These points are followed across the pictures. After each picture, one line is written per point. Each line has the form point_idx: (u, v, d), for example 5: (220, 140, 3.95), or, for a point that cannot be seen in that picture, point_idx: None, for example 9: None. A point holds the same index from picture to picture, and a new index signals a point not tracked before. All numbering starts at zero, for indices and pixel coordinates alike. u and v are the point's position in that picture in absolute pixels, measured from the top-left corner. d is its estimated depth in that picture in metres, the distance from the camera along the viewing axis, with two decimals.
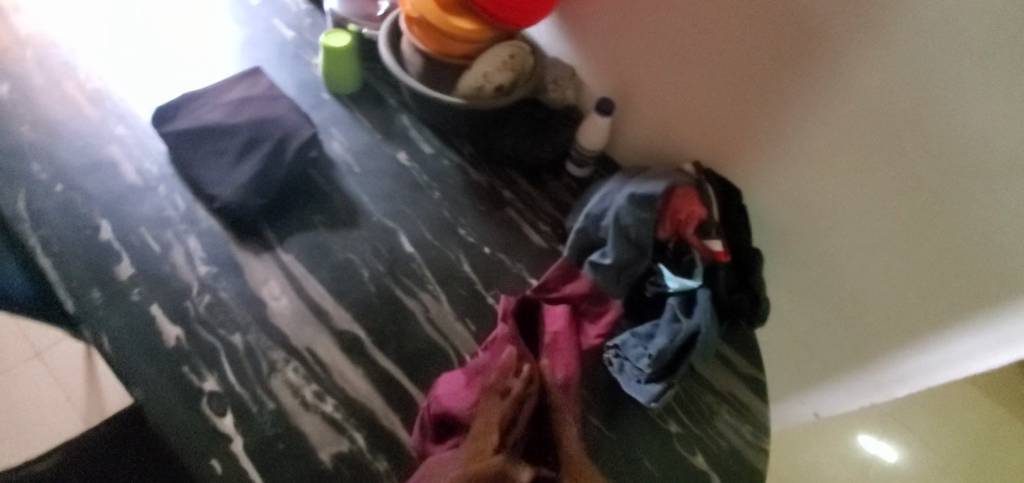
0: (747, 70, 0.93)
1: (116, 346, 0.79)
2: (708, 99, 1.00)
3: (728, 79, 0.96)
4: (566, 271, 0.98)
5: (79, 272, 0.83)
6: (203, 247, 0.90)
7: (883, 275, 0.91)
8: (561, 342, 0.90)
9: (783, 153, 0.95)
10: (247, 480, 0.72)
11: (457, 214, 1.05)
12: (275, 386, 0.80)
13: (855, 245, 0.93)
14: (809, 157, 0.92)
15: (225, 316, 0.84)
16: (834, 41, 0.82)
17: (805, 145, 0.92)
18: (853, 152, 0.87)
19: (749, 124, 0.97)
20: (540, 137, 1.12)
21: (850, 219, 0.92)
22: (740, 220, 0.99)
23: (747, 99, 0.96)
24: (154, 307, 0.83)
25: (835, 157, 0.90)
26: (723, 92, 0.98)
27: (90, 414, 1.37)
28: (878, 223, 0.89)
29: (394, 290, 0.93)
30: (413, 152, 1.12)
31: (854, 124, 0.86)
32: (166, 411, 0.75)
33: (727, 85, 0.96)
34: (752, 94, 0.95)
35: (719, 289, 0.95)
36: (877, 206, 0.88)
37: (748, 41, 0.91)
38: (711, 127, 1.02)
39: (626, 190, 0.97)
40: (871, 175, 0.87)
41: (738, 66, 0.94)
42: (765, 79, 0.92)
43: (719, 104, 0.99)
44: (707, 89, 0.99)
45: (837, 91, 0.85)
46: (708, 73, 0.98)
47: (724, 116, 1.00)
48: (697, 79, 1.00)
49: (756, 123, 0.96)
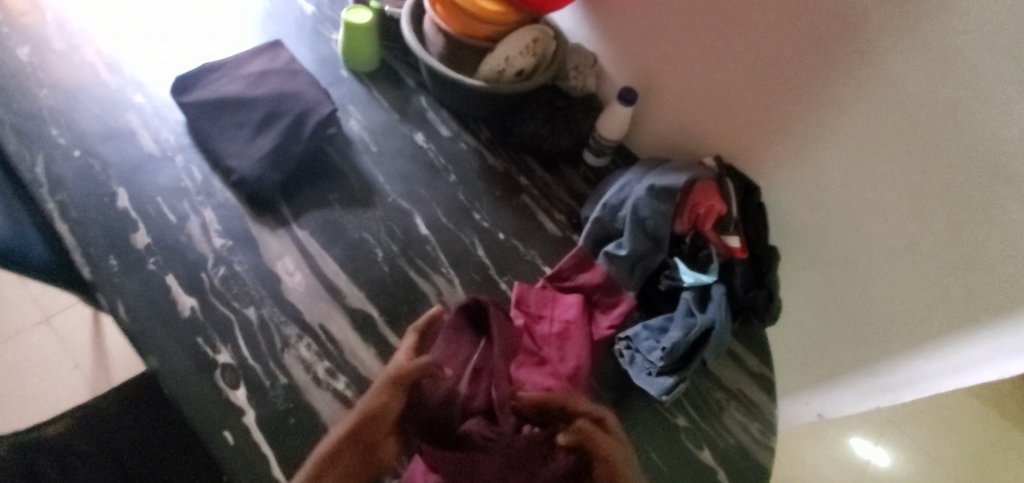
0: (776, 64, 0.91)
1: (131, 314, 0.79)
2: (733, 93, 0.98)
3: (756, 73, 0.94)
4: (580, 261, 0.98)
5: (96, 238, 0.83)
6: (218, 219, 0.90)
7: (901, 279, 0.90)
8: (573, 331, 0.90)
9: (807, 152, 0.94)
10: (259, 452, 0.73)
11: (472, 198, 1.04)
12: (288, 361, 0.80)
13: (874, 247, 0.92)
14: (835, 156, 0.91)
15: (240, 290, 0.84)
16: (869, 38, 0.80)
17: (831, 143, 0.90)
18: (880, 152, 0.86)
19: (774, 120, 0.95)
20: (559, 124, 1.10)
21: (871, 221, 0.91)
22: (758, 217, 0.98)
23: (774, 95, 0.94)
24: (169, 277, 0.83)
25: (860, 158, 0.88)
26: (749, 86, 0.96)
27: (98, 381, 1.38)
28: (900, 226, 0.87)
29: (407, 271, 0.93)
30: (431, 133, 1.11)
31: (883, 124, 0.84)
32: (180, 381, 0.76)
33: (754, 78, 0.94)
34: (779, 89, 0.92)
35: (734, 286, 0.94)
36: (900, 209, 0.86)
37: (779, 34, 0.89)
38: (734, 121, 1.01)
39: (645, 181, 0.96)
40: (898, 176, 0.85)
41: (766, 59, 0.92)
42: (794, 75, 0.90)
43: (744, 99, 0.98)
44: (733, 82, 0.97)
45: (868, 90, 0.83)
46: (734, 66, 0.96)
47: (749, 111, 0.98)
48: (723, 71, 0.98)
49: (782, 119, 0.95)
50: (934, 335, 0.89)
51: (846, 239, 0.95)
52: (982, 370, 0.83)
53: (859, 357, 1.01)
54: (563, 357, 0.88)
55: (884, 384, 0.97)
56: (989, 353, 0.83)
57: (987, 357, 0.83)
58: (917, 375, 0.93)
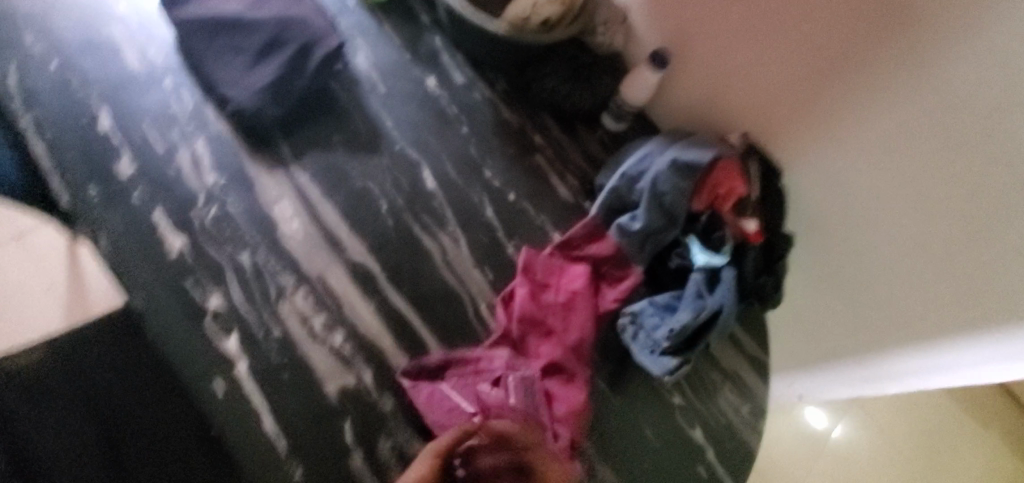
0: (820, 46, 0.85)
1: (114, 250, 0.73)
2: (769, 70, 0.92)
3: (797, 52, 0.88)
4: (591, 230, 0.94)
5: (75, 165, 0.76)
6: (211, 153, 0.83)
7: (908, 278, 0.89)
8: (578, 302, 0.88)
9: (837, 141, 0.90)
10: (251, 404, 0.71)
11: (483, 154, 0.98)
12: (283, 312, 0.76)
13: (888, 244, 0.89)
14: (866, 148, 0.87)
15: (233, 232, 0.79)
16: (927, 27, 0.75)
17: (863, 136, 0.86)
18: (915, 149, 0.81)
19: (809, 103, 0.91)
20: (582, 82, 1.03)
21: (891, 219, 0.88)
22: (776, 202, 0.96)
23: (813, 77, 0.88)
24: (156, 212, 0.77)
25: (892, 152, 0.84)
26: (788, 66, 0.90)
27: (74, 307, 1.32)
28: (920, 227, 0.85)
29: (411, 227, 0.88)
30: (444, 79, 1.03)
31: (923, 121, 0.79)
32: (168, 324, 0.72)
33: (795, 59, 0.89)
34: (819, 73, 0.87)
35: (745, 270, 0.92)
36: (924, 210, 0.84)
37: (830, 12, 0.82)
38: (766, 101, 0.95)
39: (668, 154, 0.91)
40: (929, 177, 0.81)
41: (811, 39, 0.86)
42: (837, 58, 0.84)
43: (780, 77, 0.92)
44: (772, 60, 0.91)
45: (915, 82, 0.78)
46: (776, 41, 0.89)
47: (783, 91, 0.93)
48: (762, 46, 0.91)
49: (817, 104, 0.90)
50: (925, 334, 0.89)
51: (861, 233, 0.92)
52: (964, 372, 0.84)
53: (849, 348, 1.01)
54: (567, 327, 0.86)
55: (874, 375, 0.96)
56: (976, 357, 0.83)
57: (974, 360, 0.83)
58: (900, 370, 0.93)
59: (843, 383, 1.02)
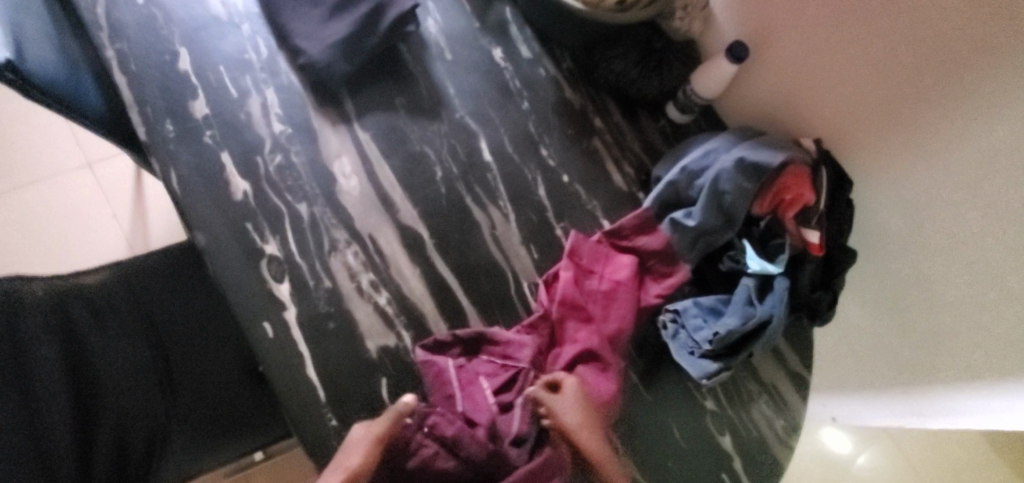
0: (918, 53, 0.78)
1: (183, 186, 0.76)
2: (852, 75, 0.86)
3: (890, 58, 0.81)
4: (643, 222, 0.91)
5: (154, 99, 0.79)
6: (280, 102, 0.84)
7: (970, 315, 0.83)
8: (620, 293, 0.86)
9: (915, 160, 0.84)
10: (296, 349, 0.73)
11: (542, 132, 0.97)
12: (333, 265, 0.78)
13: (953, 278, 0.84)
14: (946, 172, 0.80)
15: (293, 182, 0.81)
16: None
17: (952, 157, 0.79)
18: (999, 180, 0.75)
19: (891, 115, 0.84)
20: (651, 68, 0.99)
21: (962, 251, 0.82)
22: (846, 216, 0.89)
23: (898, 88, 0.82)
24: (224, 154, 0.79)
25: (973, 180, 0.77)
26: (877, 72, 0.83)
27: (136, 236, 1.40)
28: (992, 265, 0.78)
29: (464, 197, 0.88)
30: (511, 50, 1.01)
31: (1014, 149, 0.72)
32: (226, 263, 0.74)
33: (886, 65, 0.82)
34: (912, 83, 0.80)
35: (799, 284, 0.89)
36: (1000, 247, 0.77)
37: (928, 18, 0.75)
38: (848, 107, 0.89)
39: (735, 152, 0.87)
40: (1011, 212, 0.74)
41: (909, 44, 0.78)
42: (929, 70, 0.78)
43: (863, 84, 0.86)
44: (860, 64, 0.85)
45: (1011, 106, 0.71)
46: (868, 43, 0.82)
47: (864, 100, 0.86)
48: (851, 47, 0.85)
49: (899, 118, 0.83)
50: (978, 376, 0.84)
51: (928, 260, 0.86)
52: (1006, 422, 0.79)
53: (897, 376, 0.97)
54: (606, 316, 0.85)
55: (919, 408, 0.93)
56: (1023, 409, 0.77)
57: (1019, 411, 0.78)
58: (947, 408, 0.88)
59: (888, 410, 0.99)
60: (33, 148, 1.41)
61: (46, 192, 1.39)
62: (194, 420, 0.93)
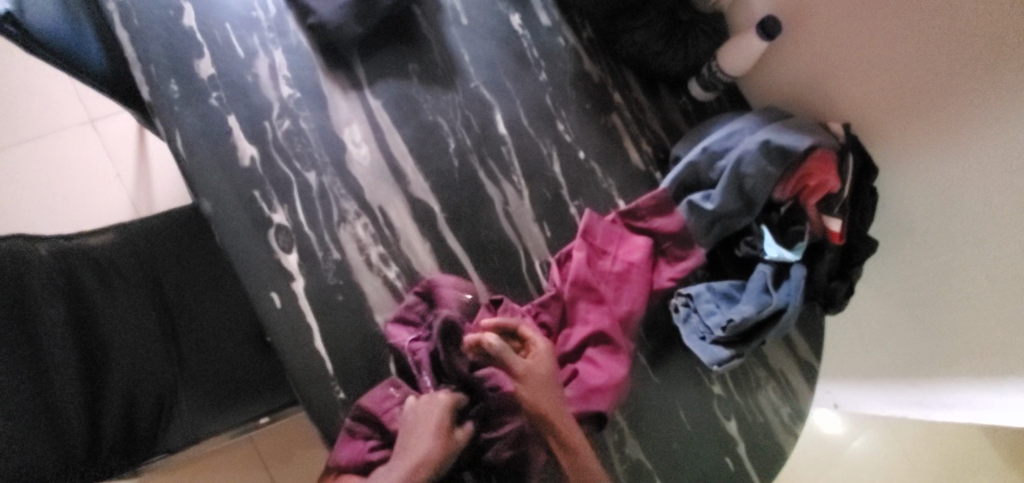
0: (961, 35, 0.73)
1: (189, 150, 0.74)
2: (890, 57, 0.82)
3: (931, 39, 0.77)
4: (660, 203, 0.89)
5: (158, 57, 0.76)
6: (289, 65, 0.80)
7: (990, 313, 0.80)
8: (633, 274, 0.84)
9: (948, 150, 0.80)
10: (304, 321, 0.73)
11: (559, 105, 0.93)
12: (342, 237, 0.76)
13: (975, 274, 0.81)
14: (978, 166, 0.77)
15: (302, 150, 0.78)
16: None
17: (986, 150, 0.75)
18: None
19: (926, 102, 0.80)
20: (676, 42, 0.94)
21: (988, 248, 0.79)
22: (871, 204, 0.86)
23: (937, 74, 0.78)
24: (231, 118, 0.76)
25: (1006, 177, 0.74)
26: (915, 54, 0.79)
27: (140, 197, 1.38)
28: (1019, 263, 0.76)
29: (477, 171, 0.85)
30: (530, 17, 0.96)
31: None
32: (233, 232, 0.73)
33: (925, 47, 0.77)
34: (950, 67, 0.76)
35: (817, 273, 0.88)
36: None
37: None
38: (881, 91, 0.85)
39: (760, 134, 0.84)
40: None
41: (951, 24, 0.74)
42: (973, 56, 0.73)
43: (901, 67, 0.81)
44: (897, 44, 0.81)
45: None
46: (908, 23, 0.78)
47: (900, 83, 0.82)
48: (890, 26, 0.80)
49: (935, 105, 0.80)
50: (988, 371, 0.82)
51: (950, 253, 0.84)
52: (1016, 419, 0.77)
53: (904, 367, 0.96)
54: (618, 298, 0.83)
55: (926, 399, 0.91)
56: None
57: None
58: (952, 402, 0.87)
59: (893, 401, 0.98)
60: (34, 102, 1.37)
61: (48, 148, 1.36)
62: (202, 384, 0.94)
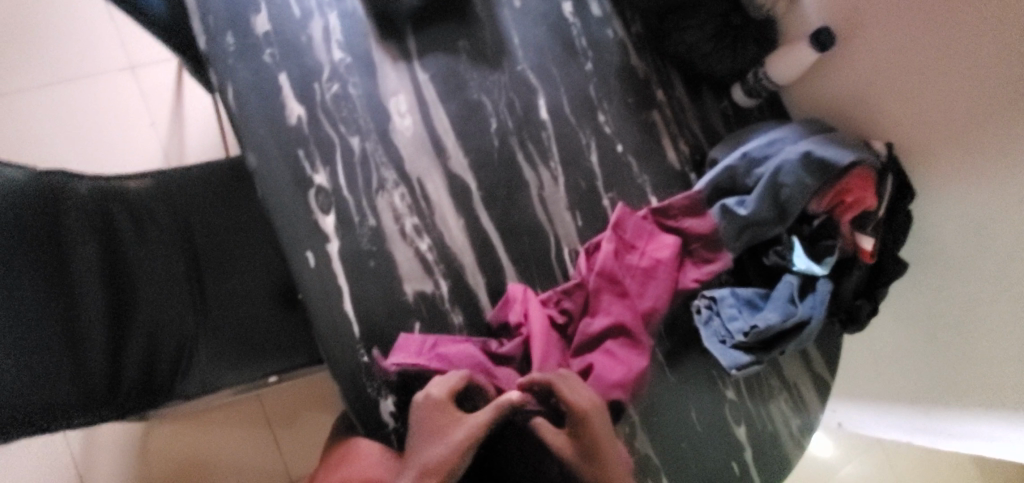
0: (1014, 66, 0.72)
1: (239, 103, 0.75)
2: (937, 83, 0.82)
3: (986, 67, 0.75)
4: (693, 204, 0.89)
5: (216, 8, 0.76)
6: (342, 29, 0.81)
7: (1007, 347, 0.80)
8: (659, 271, 0.85)
9: (985, 182, 0.79)
10: (335, 282, 0.74)
11: (602, 97, 0.93)
12: (380, 205, 0.77)
13: (998, 308, 0.81)
14: (1012, 201, 0.76)
15: (348, 115, 0.79)
16: None
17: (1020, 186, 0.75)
18: None
19: (969, 132, 0.80)
20: (726, 45, 0.94)
21: (1016, 284, 0.78)
22: (905, 226, 0.86)
23: (981, 106, 0.77)
24: (282, 76, 0.77)
25: None
26: (968, 81, 0.78)
27: (172, 148, 1.39)
28: None
29: (515, 153, 0.86)
30: (582, 5, 0.95)
31: None
32: (275, 188, 0.74)
33: (978, 75, 0.76)
34: (1001, 97, 0.74)
35: (844, 288, 0.88)
36: None
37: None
38: (930, 115, 0.84)
39: (802, 144, 0.83)
40: None
41: (1006, 53, 0.73)
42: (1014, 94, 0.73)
43: (946, 95, 0.81)
44: (951, 68, 0.80)
45: None
46: (964, 47, 0.77)
47: (944, 111, 0.82)
48: (945, 51, 0.79)
49: (976, 137, 0.79)
50: (999, 404, 0.82)
51: (978, 282, 0.83)
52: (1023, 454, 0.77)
53: (915, 393, 0.96)
54: (642, 293, 0.84)
55: (935, 425, 0.92)
56: None
57: None
58: (960, 433, 0.87)
59: (902, 426, 0.98)
60: (78, 43, 1.39)
61: (87, 91, 1.38)
62: (221, 336, 0.95)
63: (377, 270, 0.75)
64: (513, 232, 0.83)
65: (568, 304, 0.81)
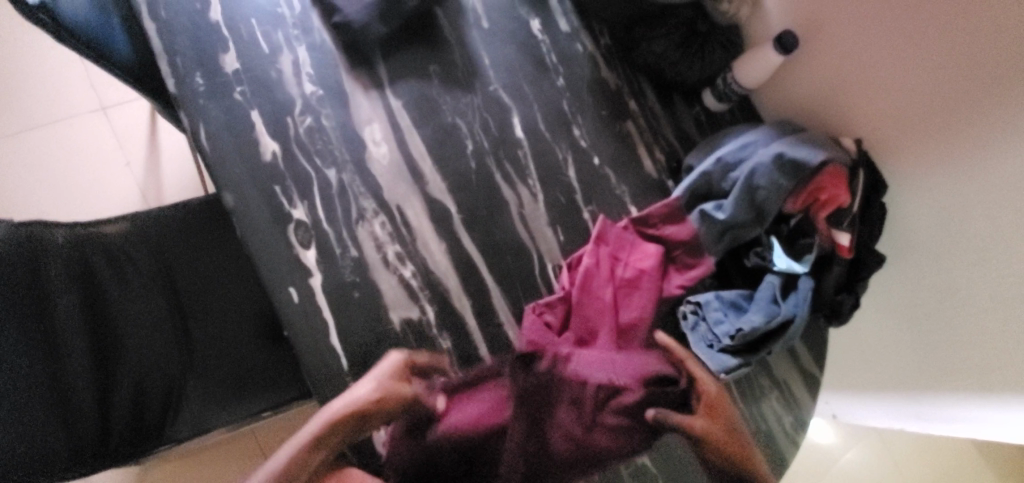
0: (943, 69, 0.79)
1: (212, 143, 0.74)
2: (872, 91, 0.89)
3: (920, 71, 0.82)
4: (672, 211, 0.90)
5: (183, 49, 0.75)
6: (312, 62, 0.80)
7: (981, 327, 0.83)
8: (643, 280, 0.85)
9: (916, 178, 0.87)
10: (319, 316, 0.73)
11: (576, 111, 0.94)
12: (361, 235, 0.77)
13: (972, 292, 0.84)
14: (938, 196, 0.85)
15: (324, 147, 0.78)
16: (995, 115, 0.74)
17: (942, 184, 0.84)
18: (969, 213, 0.81)
19: (894, 135, 0.88)
20: (693, 53, 0.96)
21: (986, 276, 0.81)
22: (879, 220, 0.87)
23: (900, 115, 0.86)
24: (254, 113, 0.76)
25: (954, 209, 0.83)
26: (903, 82, 0.84)
27: (150, 186, 1.38)
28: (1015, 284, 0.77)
29: (493, 173, 0.86)
30: (549, 22, 0.97)
31: (972, 190, 0.80)
32: (253, 225, 0.73)
33: (924, 71, 0.81)
34: (937, 94, 0.81)
35: (824, 285, 0.89)
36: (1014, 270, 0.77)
37: (941, 62, 0.79)
38: (882, 111, 0.88)
39: (774, 147, 0.85)
40: (997, 243, 0.78)
41: (935, 61, 0.79)
42: (922, 109, 0.83)
43: (876, 103, 0.89)
44: (883, 79, 0.86)
45: (973, 155, 0.79)
46: (895, 60, 0.84)
47: (875, 117, 0.89)
48: (882, 59, 0.86)
49: (898, 141, 0.88)
50: (982, 386, 0.84)
51: (956, 267, 0.85)
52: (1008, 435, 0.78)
53: (905, 380, 0.97)
54: (626, 305, 0.84)
55: (925, 411, 0.93)
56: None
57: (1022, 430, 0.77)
58: (951, 415, 0.88)
59: (895, 415, 0.99)
60: (48, 88, 1.37)
61: (59, 134, 1.37)
62: (211, 372, 0.93)
63: (362, 302, 0.75)
64: (497, 253, 0.83)
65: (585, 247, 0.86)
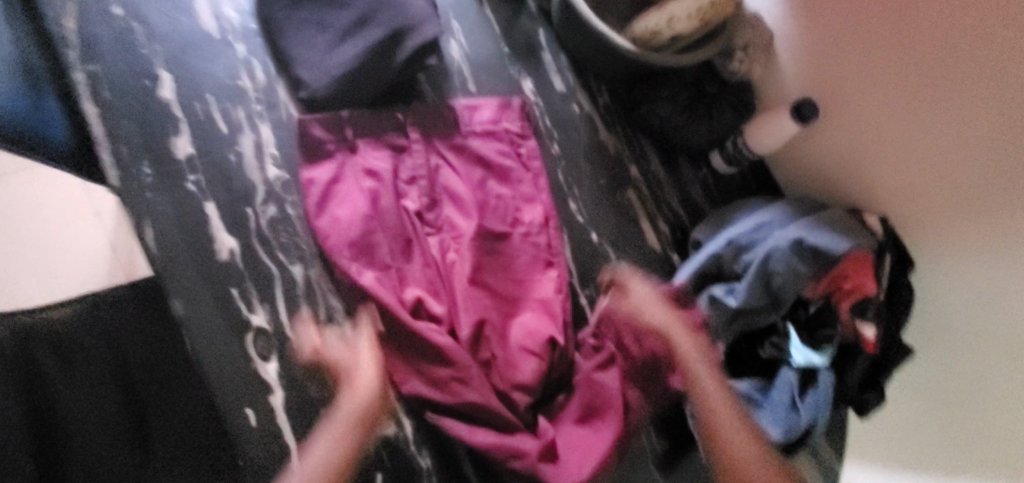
0: (973, 151, 0.72)
1: (160, 242, 0.65)
2: (892, 165, 0.81)
3: (948, 151, 0.74)
4: (680, 295, 0.80)
5: (128, 133, 0.66)
6: (276, 141, 0.73)
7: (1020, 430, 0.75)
8: (645, 375, 0.75)
9: (941, 261, 0.79)
10: (281, 442, 0.64)
11: (571, 182, 0.86)
12: (330, 341, 0.69)
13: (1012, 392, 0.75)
14: (962, 283, 0.77)
15: (289, 239, 0.70)
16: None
17: (971, 272, 0.76)
18: (999, 305, 0.74)
19: (915, 214, 0.81)
20: (700, 116, 0.88)
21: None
22: (906, 307, 0.80)
23: (923, 193, 0.79)
24: (209, 205, 0.68)
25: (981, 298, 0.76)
26: (927, 159, 0.77)
27: None
28: None
29: None
30: (543, 84, 0.89)
31: (1003, 282, 0.73)
32: (206, 338, 0.64)
33: (953, 151, 0.74)
34: (965, 177, 0.74)
35: (848, 379, 0.80)
36: None
37: (972, 144, 0.72)
38: (905, 187, 0.81)
39: (792, 230, 0.77)
40: None
41: (965, 142, 0.72)
42: (945, 189, 0.76)
43: (897, 178, 0.81)
44: (905, 154, 0.79)
45: (1002, 246, 0.72)
46: (920, 136, 0.76)
47: (895, 192, 0.82)
48: (904, 133, 0.78)
49: (919, 220, 0.81)
50: None
51: (993, 362, 0.76)
52: None
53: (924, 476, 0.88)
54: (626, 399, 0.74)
55: None
56: None
57: None
58: None
59: None
60: None
61: None
62: None
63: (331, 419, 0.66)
64: None
65: (523, 187, 0.80)
